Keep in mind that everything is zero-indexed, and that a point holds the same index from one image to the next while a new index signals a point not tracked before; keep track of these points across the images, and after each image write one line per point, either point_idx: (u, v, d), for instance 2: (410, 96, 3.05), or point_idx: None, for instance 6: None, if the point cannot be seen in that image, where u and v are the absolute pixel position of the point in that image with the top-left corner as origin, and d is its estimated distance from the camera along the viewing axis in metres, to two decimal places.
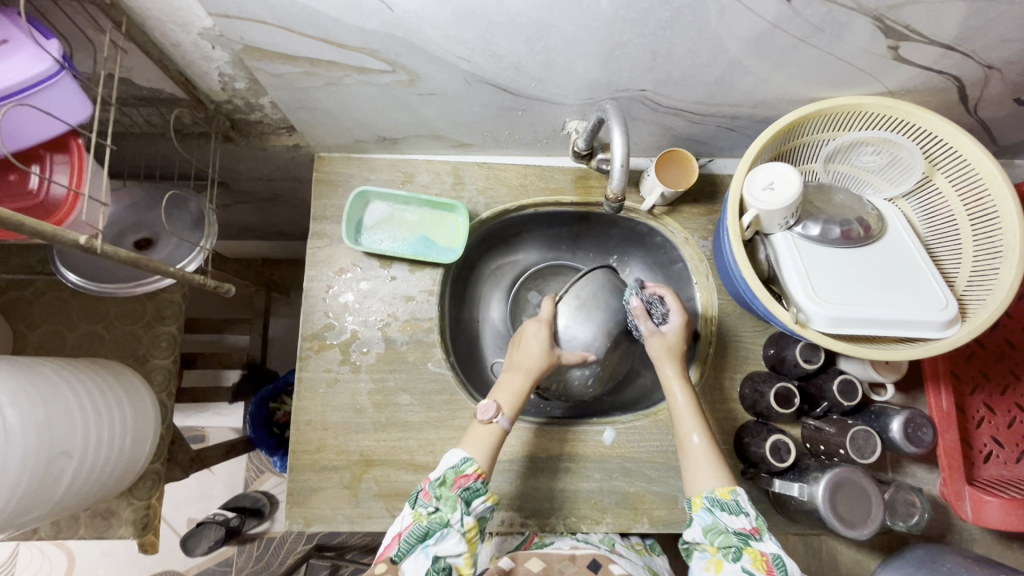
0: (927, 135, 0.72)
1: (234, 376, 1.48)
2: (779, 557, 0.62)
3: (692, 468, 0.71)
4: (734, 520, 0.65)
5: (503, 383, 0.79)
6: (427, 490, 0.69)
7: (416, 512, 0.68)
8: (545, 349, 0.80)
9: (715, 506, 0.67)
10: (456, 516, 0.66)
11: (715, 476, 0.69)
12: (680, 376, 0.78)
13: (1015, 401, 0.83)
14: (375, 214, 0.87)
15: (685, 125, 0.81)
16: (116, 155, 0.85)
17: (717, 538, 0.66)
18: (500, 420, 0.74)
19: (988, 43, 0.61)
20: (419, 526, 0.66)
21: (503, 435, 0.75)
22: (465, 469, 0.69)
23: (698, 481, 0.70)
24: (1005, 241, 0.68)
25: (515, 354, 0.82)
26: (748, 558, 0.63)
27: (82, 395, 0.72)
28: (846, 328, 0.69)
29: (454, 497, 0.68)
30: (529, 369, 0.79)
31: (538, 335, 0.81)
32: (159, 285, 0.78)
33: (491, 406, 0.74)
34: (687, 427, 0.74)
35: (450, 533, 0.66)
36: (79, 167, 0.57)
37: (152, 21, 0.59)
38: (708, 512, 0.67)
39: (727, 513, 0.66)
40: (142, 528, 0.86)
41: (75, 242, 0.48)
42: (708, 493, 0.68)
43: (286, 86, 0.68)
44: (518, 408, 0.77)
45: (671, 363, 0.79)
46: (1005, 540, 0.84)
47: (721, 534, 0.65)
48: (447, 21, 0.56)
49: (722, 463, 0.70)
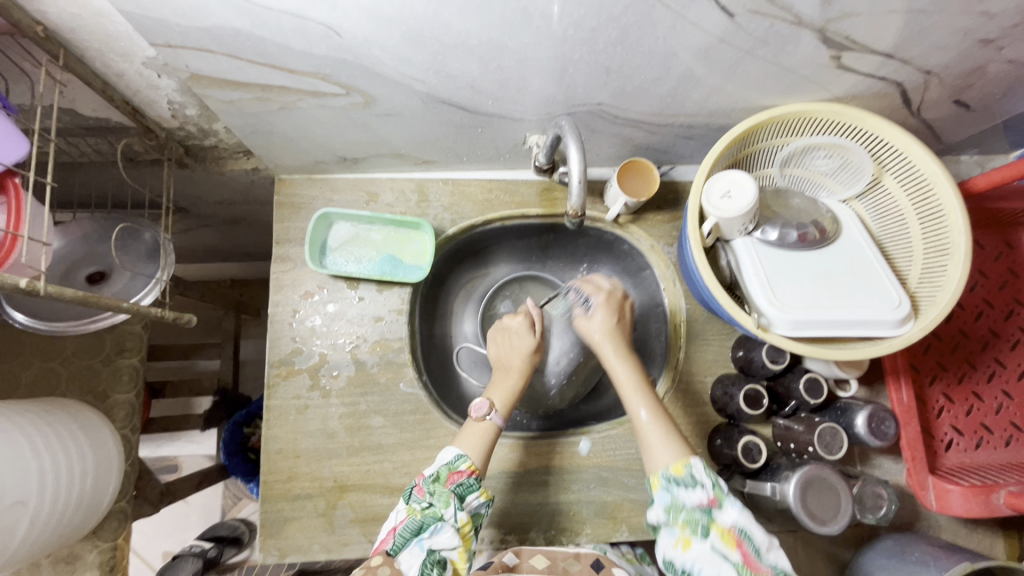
0: (875, 138, 0.74)
1: (206, 403, 1.45)
2: (744, 527, 0.61)
3: (647, 443, 0.70)
4: (691, 494, 0.64)
5: (498, 384, 0.80)
6: (421, 486, 0.69)
7: (410, 507, 0.67)
8: (529, 343, 0.82)
9: (671, 483, 0.65)
10: (450, 510, 0.65)
11: (669, 450, 0.68)
12: (622, 354, 0.79)
13: (971, 389, 0.87)
14: (339, 235, 0.85)
15: (644, 135, 0.82)
16: (64, 185, 0.82)
17: (680, 514, 0.64)
18: (492, 416, 0.75)
19: (925, 50, 0.64)
20: (413, 520, 0.65)
21: (497, 431, 0.76)
22: (459, 465, 0.70)
23: (655, 456, 0.68)
24: (951, 238, 0.70)
25: (503, 352, 0.84)
26: (716, 534, 0.61)
27: (37, 441, 0.69)
28: (808, 331, 0.70)
29: (447, 492, 0.67)
30: (519, 368, 0.81)
31: (518, 329, 0.84)
32: (111, 321, 0.77)
33: (484, 402, 0.76)
34: (634, 400, 0.73)
35: (445, 526, 0.64)
36: (17, 207, 0.54)
37: (91, 52, 0.57)
38: (666, 490, 0.65)
39: (684, 489, 0.64)
40: (110, 571, 0.84)
41: (14, 286, 0.46)
42: (664, 471, 0.67)
43: (238, 112, 0.67)
44: (511, 405, 0.78)
45: (609, 343, 0.80)
46: (970, 524, 0.87)
47: (682, 510, 0.64)
48: (398, 45, 0.56)
49: (675, 436, 0.69)
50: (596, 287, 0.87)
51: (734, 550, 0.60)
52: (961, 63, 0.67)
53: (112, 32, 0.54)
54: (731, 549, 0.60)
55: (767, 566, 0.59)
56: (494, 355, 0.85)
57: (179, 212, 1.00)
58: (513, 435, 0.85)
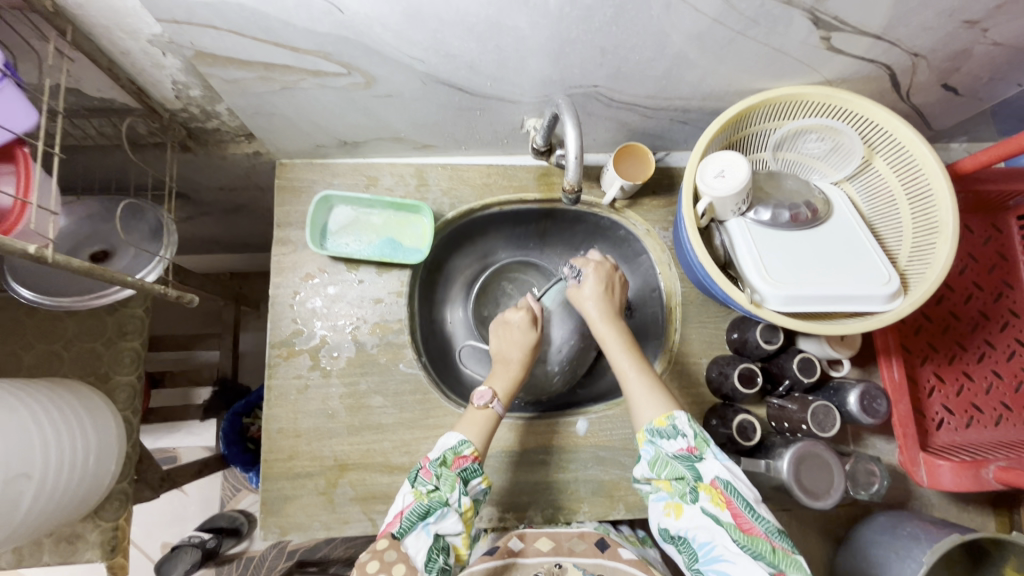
0: (866, 122, 0.76)
1: (205, 394, 1.45)
2: (728, 481, 0.62)
3: (634, 398, 0.72)
4: (673, 444, 0.66)
5: (497, 373, 0.82)
6: (427, 468, 0.70)
7: (416, 491, 0.68)
8: (531, 337, 0.84)
9: (655, 435, 0.67)
10: (455, 495, 0.67)
11: (653, 405, 0.70)
12: (610, 320, 0.82)
13: (962, 369, 0.88)
14: (340, 218, 0.87)
15: (639, 119, 0.84)
16: (67, 168, 0.83)
17: (665, 470, 0.66)
18: (496, 404, 0.76)
19: (912, 32, 0.65)
20: (420, 504, 0.67)
21: (498, 420, 0.77)
22: (464, 450, 0.71)
23: (640, 413, 0.70)
24: (940, 216, 0.72)
25: (500, 342, 0.85)
26: (705, 495, 0.63)
27: (41, 414, 0.71)
28: (799, 307, 0.72)
29: (453, 476, 0.69)
30: (519, 358, 0.83)
31: (520, 324, 0.86)
32: (120, 295, 0.77)
33: (488, 391, 0.76)
34: (622, 362, 0.76)
35: (450, 511, 0.66)
36: (26, 176, 0.55)
37: (98, 28, 0.58)
38: (651, 444, 0.67)
39: (665, 440, 0.66)
40: (110, 551, 0.84)
41: (23, 250, 0.47)
42: (648, 424, 0.69)
43: (241, 92, 0.68)
44: (512, 394, 0.80)
45: (597, 308, 0.83)
46: (960, 502, 0.88)
47: (665, 464, 0.66)
48: (398, 22, 0.57)
49: (660, 392, 0.71)
50: (587, 260, 0.90)
51: (725, 510, 0.61)
52: (947, 45, 0.69)
53: (118, 7, 0.55)
54: (721, 509, 0.61)
55: (758, 524, 0.60)
56: (493, 349, 0.86)
57: (180, 199, 1.01)
58: (513, 416, 0.86)
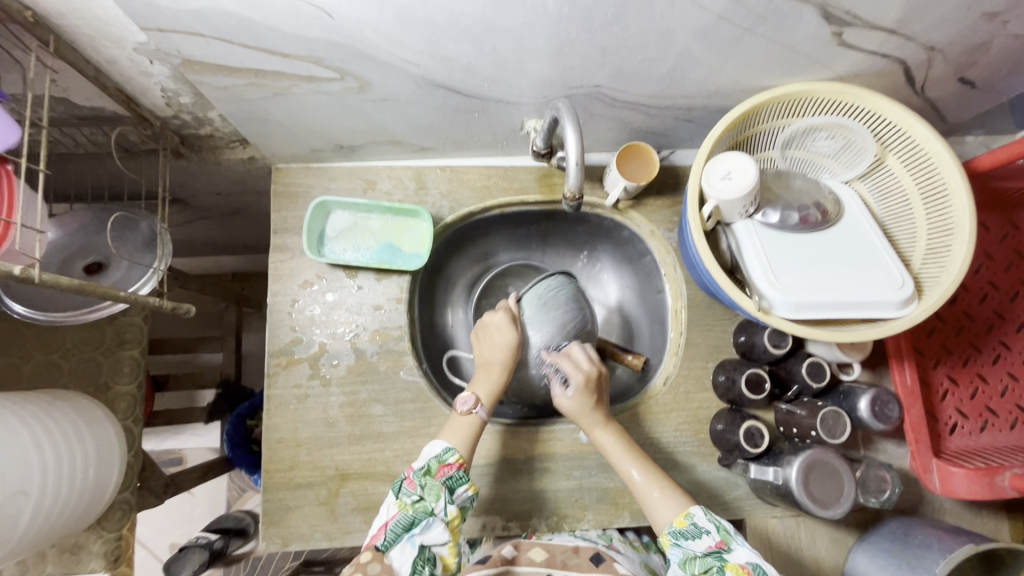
0: (877, 118, 0.73)
1: (210, 396, 1.45)
2: (755, 564, 0.62)
3: (651, 504, 0.72)
4: (699, 543, 0.66)
5: (479, 379, 0.81)
6: (411, 479, 0.70)
7: (400, 502, 0.68)
8: (512, 336, 0.83)
9: (679, 538, 0.67)
10: (440, 504, 0.67)
11: (671, 506, 0.70)
12: (604, 428, 0.77)
13: (977, 371, 0.86)
14: (337, 224, 0.85)
15: (643, 118, 0.81)
16: (59, 177, 0.82)
17: (695, 567, 0.64)
18: (479, 410, 0.76)
19: (928, 26, 0.63)
20: (404, 516, 0.66)
21: (481, 426, 0.77)
22: (448, 458, 0.71)
23: (660, 517, 0.71)
24: (956, 218, 0.69)
25: (482, 348, 0.84)
26: None
27: (39, 432, 0.70)
28: (808, 314, 0.69)
29: (438, 486, 0.68)
30: (504, 360, 0.82)
31: (501, 324, 0.84)
32: (111, 310, 0.77)
33: (470, 397, 0.77)
34: (625, 465, 0.75)
35: (435, 521, 0.66)
36: (9, 194, 0.54)
37: (82, 38, 0.57)
38: (676, 546, 0.67)
39: (691, 540, 0.66)
40: (114, 561, 0.84)
41: (7, 273, 0.46)
42: (670, 527, 0.69)
43: (232, 98, 0.66)
44: (495, 398, 0.79)
45: (592, 420, 0.78)
46: (973, 507, 0.87)
47: (696, 562, 0.64)
48: (390, 26, 0.55)
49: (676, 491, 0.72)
50: (574, 362, 0.81)
51: None
52: (965, 38, 0.66)
53: (102, 16, 0.54)
54: None
55: None
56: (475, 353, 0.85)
57: (177, 204, 1.00)
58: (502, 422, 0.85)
